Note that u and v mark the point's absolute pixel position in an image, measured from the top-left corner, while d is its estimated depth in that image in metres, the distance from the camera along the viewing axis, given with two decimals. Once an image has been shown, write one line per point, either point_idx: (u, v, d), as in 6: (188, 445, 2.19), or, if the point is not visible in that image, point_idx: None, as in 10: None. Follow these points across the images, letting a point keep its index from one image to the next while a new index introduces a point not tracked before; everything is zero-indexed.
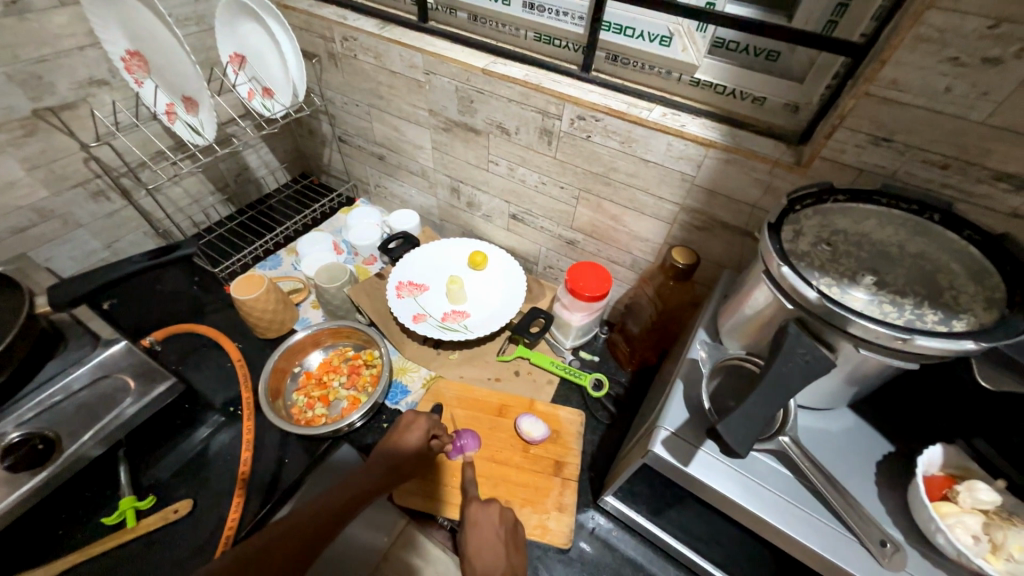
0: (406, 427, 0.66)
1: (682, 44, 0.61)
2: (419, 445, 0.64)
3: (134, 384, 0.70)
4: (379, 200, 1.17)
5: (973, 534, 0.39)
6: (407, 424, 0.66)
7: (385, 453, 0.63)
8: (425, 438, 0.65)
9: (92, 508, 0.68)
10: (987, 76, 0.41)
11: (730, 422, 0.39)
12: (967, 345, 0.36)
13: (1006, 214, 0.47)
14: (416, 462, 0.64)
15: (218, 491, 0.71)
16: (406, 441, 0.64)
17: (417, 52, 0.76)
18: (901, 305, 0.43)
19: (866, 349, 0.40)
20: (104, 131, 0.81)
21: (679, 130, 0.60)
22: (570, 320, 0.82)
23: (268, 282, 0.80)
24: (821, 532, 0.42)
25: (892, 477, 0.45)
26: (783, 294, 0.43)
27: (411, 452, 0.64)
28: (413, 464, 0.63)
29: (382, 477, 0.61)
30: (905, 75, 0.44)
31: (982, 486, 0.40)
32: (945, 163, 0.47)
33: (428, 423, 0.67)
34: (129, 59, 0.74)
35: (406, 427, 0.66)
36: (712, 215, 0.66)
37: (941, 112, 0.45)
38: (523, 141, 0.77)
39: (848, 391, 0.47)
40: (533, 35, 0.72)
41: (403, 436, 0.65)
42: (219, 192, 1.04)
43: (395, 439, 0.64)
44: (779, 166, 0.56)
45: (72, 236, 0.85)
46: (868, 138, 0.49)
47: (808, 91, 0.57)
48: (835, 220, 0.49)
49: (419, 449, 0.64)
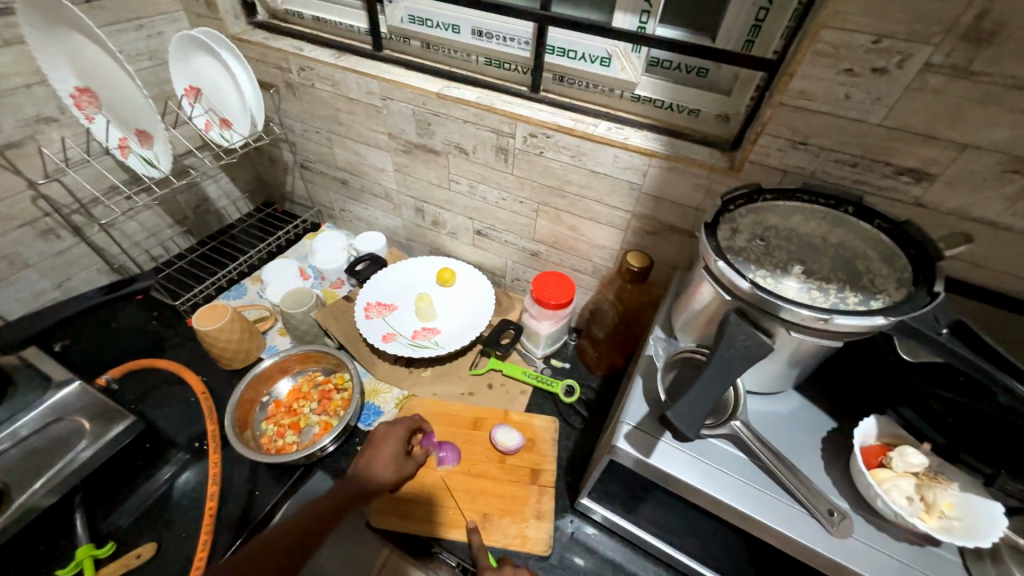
0: (382, 440, 0.67)
1: (621, 64, 0.65)
2: (396, 453, 0.65)
3: (90, 426, 0.67)
4: (345, 224, 1.17)
5: (907, 495, 0.42)
6: (384, 435, 0.67)
7: (365, 460, 0.64)
8: (399, 447, 0.66)
9: (44, 563, 0.64)
10: (877, 84, 0.47)
11: (679, 407, 0.41)
12: (878, 320, 0.40)
13: (911, 203, 0.53)
14: (397, 469, 0.64)
15: (184, 532, 0.68)
16: (384, 449, 0.65)
17: (373, 80, 0.79)
18: (827, 290, 0.47)
19: (797, 332, 0.43)
20: (53, 168, 0.79)
21: (623, 142, 0.65)
22: (538, 329, 0.84)
23: (232, 311, 0.79)
24: (774, 508, 0.44)
25: (835, 451, 0.48)
26: (722, 287, 0.47)
27: (388, 460, 0.64)
28: (391, 473, 0.64)
29: (366, 484, 0.61)
30: (810, 86, 0.49)
31: (911, 450, 0.44)
32: (854, 161, 0.53)
33: (403, 430, 0.68)
34: (80, 95, 0.72)
35: (382, 438, 0.67)
36: (661, 220, 0.70)
37: (845, 117, 0.50)
38: (481, 159, 0.80)
39: (792, 373, 0.50)
40: (485, 60, 0.76)
41: (378, 447, 0.66)
42: (178, 224, 1.03)
43: (372, 452, 0.65)
44: (715, 170, 0.61)
45: (19, 277, 0.81)
46: (787, 142, 0.54)
47: (735, 102, 0.62)
48: (766, 217, 0.54)
49: (398, 456, 0.65)
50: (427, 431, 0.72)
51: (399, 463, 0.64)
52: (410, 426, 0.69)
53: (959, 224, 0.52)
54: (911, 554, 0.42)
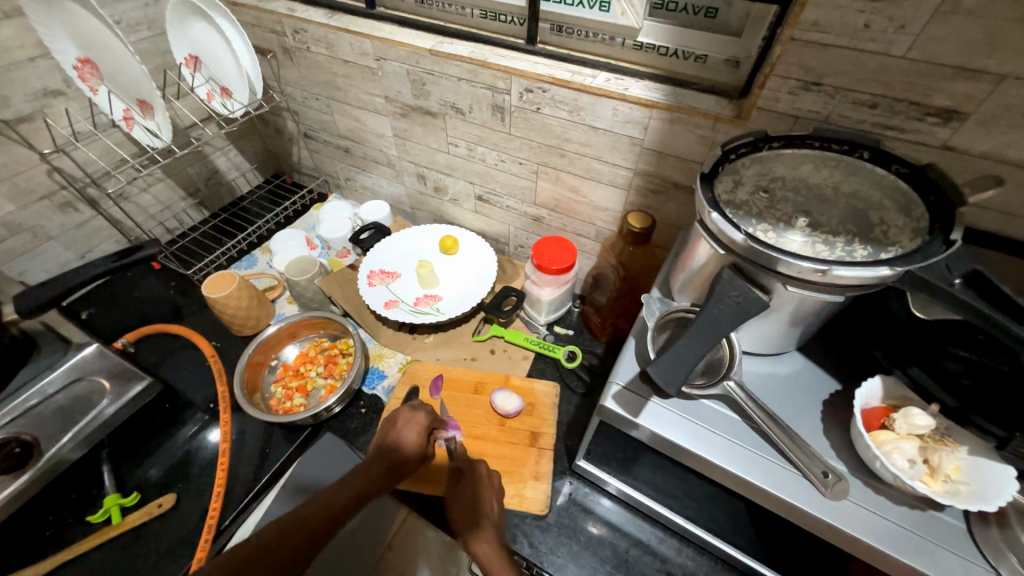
0: (406, 423, 0.64)
1: (620, 8, 0.61)
2: (419, 442, 0.63)
3: (110, 385, 0.71)
4: (351, 194, 1.18)
5: (909, 457, 0.40)
6: (406, 418, 0.65)
7: (383, 452, 0.60)
8: (424, 433, 0.64)
9: (77, 508, 0.69)
10: (902, 9, 0.41)
11: (659, 363, 0.41)
12: (883, 271, 0.37)
13: (937, 146, 0.48)
14: (417, 454, 0.61)
15: (201, 485, 0.72)
16: (406, 436, 0.63)
17: (366, 40, 0.76)
18: (833, 243, 0.44)
19: (794, 286, 0.41)
20: (63, 142, 0.81)
21: (622, 94, 0.61)
22: (540, 296, 0.83)
23: (240, 279, 0.80)
24: (768, 471, 0.43)
25: (835, 413, 0.46)
26: (716, 241, 0.44)
27: (412, 446, 0.62)
28: (415, 451, 0.61)
29: (383, 475, 0.58)
30: (825, 16, 0.45)
31: (918, 412, 0.41)
32: (874, 102, 0.48)
33: (427, 419, 0.65)
34: (82, 67, 0.73)
35: (405, 423, 0.64)
36: (665, 177, 0.67)
37: (864, 51, 0.45)
38: (477, 119, 0.77)
39: (793, 333, 0.47)
40: (480, 13, 0.72)
41: (402, 432, 0.63)
42: (190, 197, 1.05)
43: (396, 436, 0.63)
44: (720, 120, 0.56)
45: (43, 248, 0.86)
46: (798, 84, 0.50)
47: (747, 44, 0.56)
48: (772, 167, 0.50)
49: (418, 441, 0.63)
50: (439, 376, 0.77)
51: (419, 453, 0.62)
52: (432, 414, 0.67)
53: (994, 168, 0.47)
54: (910, 519, 0.40)
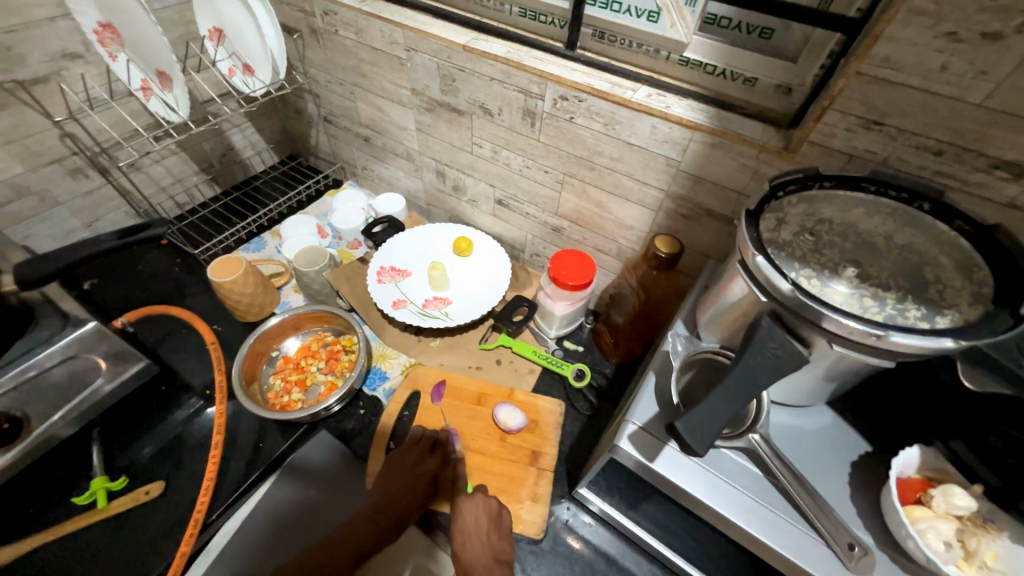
0: (401, 456, 0.65)
1: (670, 20, 0.57)
2: (410, 476, 0.63)
3: (107, 364, 0.70)
4: (366, 182, 1.15)
5: (945, 540, 0.37)
6: (402, 452, 0.66)
7: (382, 497, 0.63)
8: (412, 462, 0.64)
9: (65, 487, 0.68)
10: (985, 53, 0.38)
11: (689, 416, 0.37)
12: (945, 343, 0.34)
13: (1003, 204, 0.44)
14: (410, 489, 0.63)
15: (191, 472, 0.71)
16: (392, 477, 0.64)
17: (398, 28, 0.73)
18: (883, 299, 0.41)
19: (838, 344, 0.38)
20: (76, 108, 0.79)
21: (663, 111, 0.57)
22: (553, 309, 0.80)
23: (247, 265, 0.78)
24: (790, 536, 0.40)
25: (865, 479, 0.43)
26: (758, 286, 0.41)
27: (404, 481, 0.63)
28: (408, 487, 0.63)
29: (383, 522, 0.62)
30: (897, 52, 0.41)
31: (959, 491, 0.39)
32: (940, 149, 0.44)
33: (417, 448, 0.65)
34: (102, 31, 0.69)
35: (399, 459, 0.65)
36: (699, 203, 0.64)
37: (937, 93, 0.42)
38: (506, 122, 0.74)
39: (827, 388, 0.44)
40: (519, 11, 0.69)
41: (393, 467, 0.65)
42: (203, 171, 1.02)
43: (388, 472, 0.64)
44: (767, 150, 0.53)
45: (50, 213, 0.84)
46: (858, 121, 0.46)
47: (802, 72, 0.53)
48: (821, 208, 0.47)
49: (410, 478, 0.63)
50: (439, 384, 0.75)
51: (414, 489, 0.63)
52: (425, 443, 0.66)
53: None
54: None
